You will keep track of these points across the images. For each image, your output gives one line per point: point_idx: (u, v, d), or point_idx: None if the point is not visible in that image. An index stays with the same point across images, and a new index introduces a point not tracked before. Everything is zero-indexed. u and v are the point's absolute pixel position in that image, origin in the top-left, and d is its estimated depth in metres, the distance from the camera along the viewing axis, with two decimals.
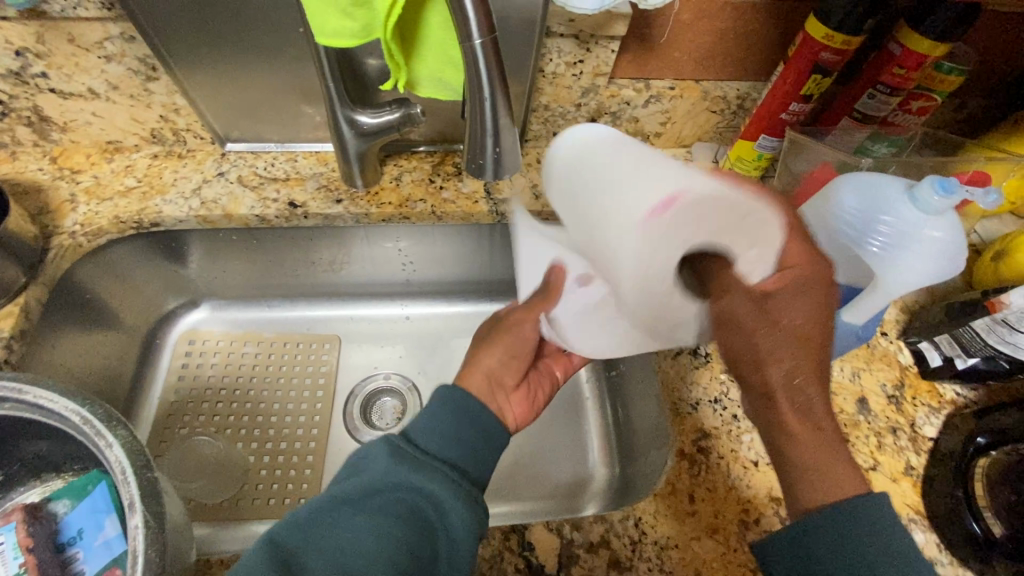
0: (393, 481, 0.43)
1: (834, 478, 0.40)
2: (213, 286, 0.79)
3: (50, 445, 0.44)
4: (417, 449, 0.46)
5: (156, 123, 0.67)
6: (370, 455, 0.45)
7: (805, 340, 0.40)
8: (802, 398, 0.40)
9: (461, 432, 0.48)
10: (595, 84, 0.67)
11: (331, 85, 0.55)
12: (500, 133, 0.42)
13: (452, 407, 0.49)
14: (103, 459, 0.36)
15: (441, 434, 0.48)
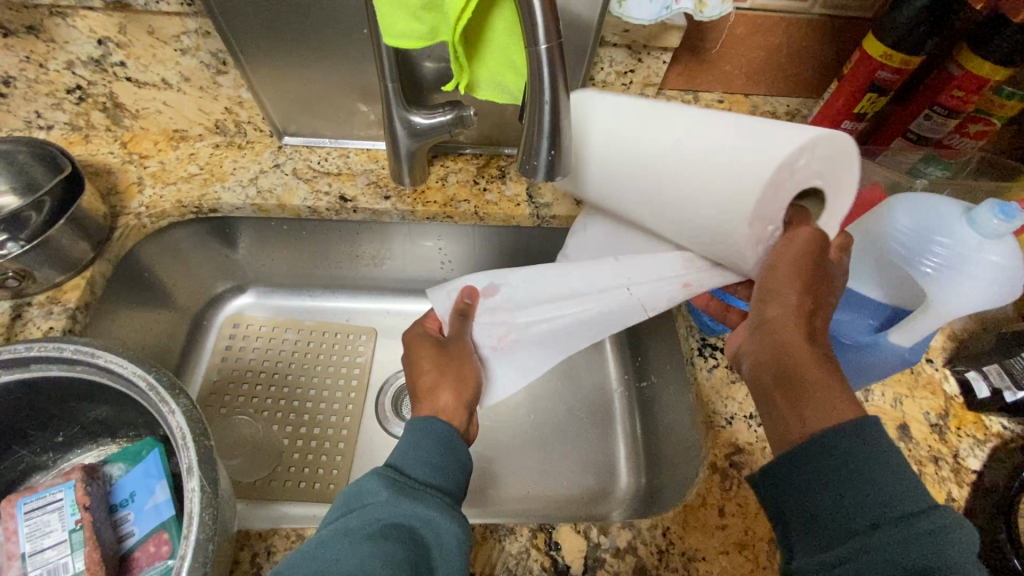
0: (393, 509, 0.41)
1: (833, 399, 0.40)
2: (260, 273, 0.82)
3: (111, 410, 0.47)
4: (408, 478, 0.45)
5: (220, 115, 0.71)
6: (362, 490, 0.43)
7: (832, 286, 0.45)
8: (813, 326, 0.43)
9: (442, 458, 0.48)
10: (644, 95, 0.68)
11: (389, 85, 0.58)
12: (556, 136, 0.43)
13: (428, 435, 0.49)
14: (164, 425, 0.38)
15: (426, 461, 0.47)
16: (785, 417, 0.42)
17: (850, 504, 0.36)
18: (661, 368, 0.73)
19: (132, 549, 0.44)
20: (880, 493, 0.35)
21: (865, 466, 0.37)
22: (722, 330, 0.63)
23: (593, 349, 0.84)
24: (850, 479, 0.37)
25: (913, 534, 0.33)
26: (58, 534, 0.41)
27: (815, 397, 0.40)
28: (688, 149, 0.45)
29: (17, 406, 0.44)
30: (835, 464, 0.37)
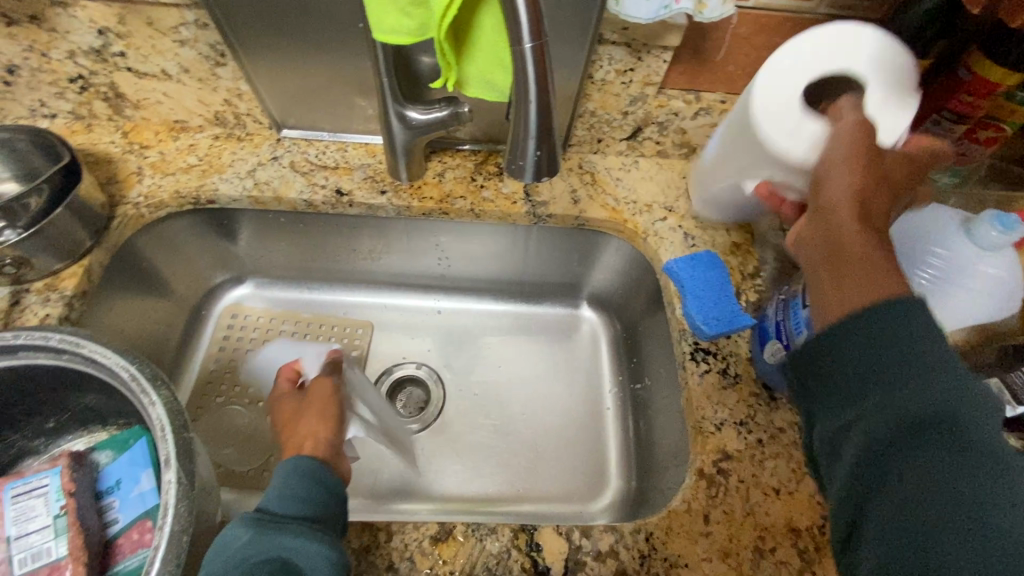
0: (257, 552, 0.39)
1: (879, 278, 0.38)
2: (258, 264, 0.82)
3: (100, 398, 0.48)
4: (276, 518, 0.42)
5: (219, 106, 0.71)
6: (224, 538, 0.40)
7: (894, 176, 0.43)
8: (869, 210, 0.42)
9: (313, 493, 0.45)
10: (644, 93, 0.67)
11: (384, 79, 0.57)
12: (544, 135, 0.42)
13: (293, 474, 0.46)
14: (144, 416, 0.39)
15: (294, 497, 0.44)
16: (826, 293, 0.40)
17: (884, 367, 0.36)
18: (655, 370, 0.72)
19: (116, 535, 0.44)
20: (920, 357, 0.35)
21: (911, 333, 0.35)
22: (712, 332, 0.61)
23: (589, 349, 0.83)
24: (883, 373, 0.35)
25: (947, 403, 0.33)
26: (42, 519, 0.42)
27: (868, 267, 0.39)
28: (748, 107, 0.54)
29: (8, 392, 0.45)
30: (880, 330, 0.36)
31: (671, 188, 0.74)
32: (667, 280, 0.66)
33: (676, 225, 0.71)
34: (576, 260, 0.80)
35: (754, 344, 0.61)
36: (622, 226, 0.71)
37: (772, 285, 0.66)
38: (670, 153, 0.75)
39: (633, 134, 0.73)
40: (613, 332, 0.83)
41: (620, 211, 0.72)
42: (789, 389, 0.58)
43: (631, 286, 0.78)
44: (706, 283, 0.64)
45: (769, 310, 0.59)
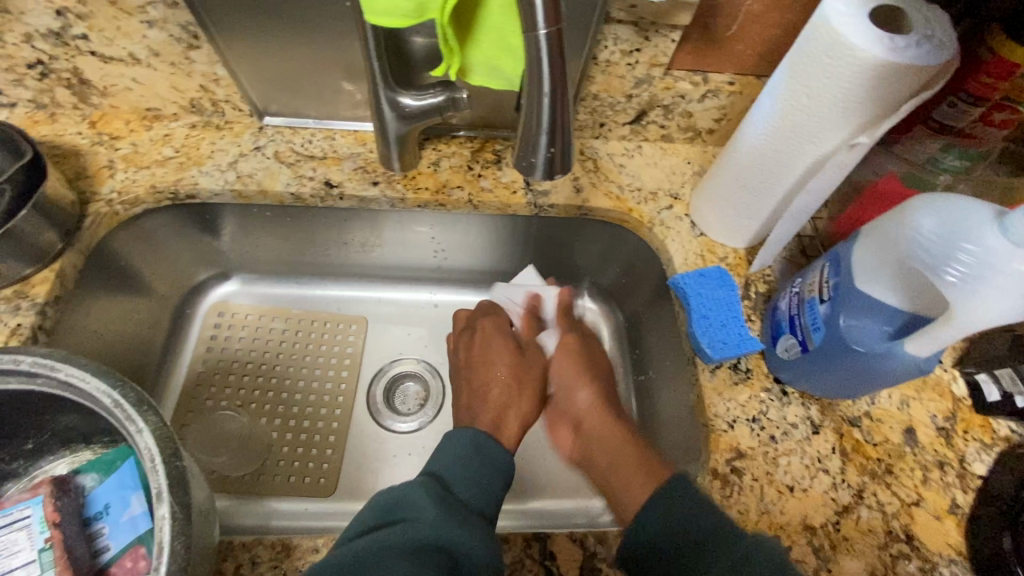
0: (441, 528, 0.42)
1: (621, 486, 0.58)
2: (243, 259, 0.78)
3: (82, 418, 0.45)
4: (453, 495, 0.46)
5: (195, 93, 0.66)
6: (408, 498, 0.44)
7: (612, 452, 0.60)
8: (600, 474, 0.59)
9: (484, 475, 0.49)
10: (650, 75, 0.64)
11: (375, 64, 0.53)
12: (556, 130, 0.39)
13: (479, 451, 0.50)
14: (132, 443, 0.36)
15: (472, 480, 0.48)
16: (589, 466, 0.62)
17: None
18: (660, 363, 0.71)
19: (109, 563, 0.42)
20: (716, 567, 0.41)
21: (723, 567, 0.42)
22: (719, 355, 0.58)
23: None
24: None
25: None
26: (27, 553, 0.40)
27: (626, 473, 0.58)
28: (780, 104, 0.51)
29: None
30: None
31: (676, 174, 0.71)
32: (673, 294, 0.63)
33: (682, 214, 0.69)
34: (578, 250, 0.77)
35: (766, 339, 0.59)
36: (627, 215, 0.69)
37: (781, 276, 0.65)
38: (675, 137, 0.72)
39: (636, 118, 0.70)
40: (615, 322, 0.81)
41: (624, 200, 0.69)
42: (799, 384, 0.56)
43: (634, 276, 0.76)
44: (714, 302, 0.61)
45: (782, 303, 0.57)
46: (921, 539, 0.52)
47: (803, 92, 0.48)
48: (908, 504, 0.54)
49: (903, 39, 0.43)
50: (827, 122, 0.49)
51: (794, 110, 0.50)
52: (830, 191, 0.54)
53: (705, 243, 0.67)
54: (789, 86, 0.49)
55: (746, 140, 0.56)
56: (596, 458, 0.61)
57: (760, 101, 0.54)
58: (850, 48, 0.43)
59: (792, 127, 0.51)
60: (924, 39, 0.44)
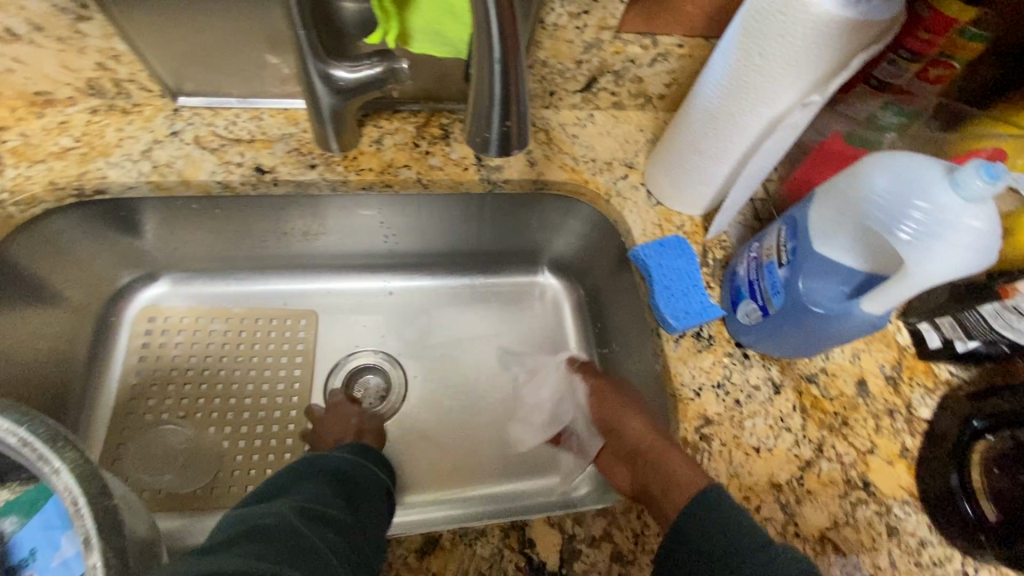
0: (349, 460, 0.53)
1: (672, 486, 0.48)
2: (172, 258, 0.71)
3: None
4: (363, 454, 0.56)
5: (92, 72, 0.58)
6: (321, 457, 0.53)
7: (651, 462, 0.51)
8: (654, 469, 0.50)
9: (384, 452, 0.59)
10: (599, 39, 0.61)
11: (301, 32, 0.48)
12: (509, 104, 0.37)
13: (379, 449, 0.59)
14: (51, 486, 0.32)
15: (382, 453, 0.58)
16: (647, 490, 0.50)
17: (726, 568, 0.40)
18: (622, 336, 0.71)
19: None
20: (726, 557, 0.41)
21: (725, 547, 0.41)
22: (682, 325, 0.58)
23: (552, 314, 0.80)
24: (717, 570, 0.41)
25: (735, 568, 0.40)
26: None
27: (669, 482, 0.48)
28: (733, 66, 0.50)
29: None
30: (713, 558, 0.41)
31: (630, 143, 0.70)
32: (634, 266, 0.62)
33: (637, 183, 0.68)
34: (534, 226, 0.75)
35: (727, 305, 0.60)
36: (583, 187, 0.67)
37: (737, 240, 0.65)
38: (626, 104, 0.70)
39: (587, 85, 0.67)
40: (576, 297, 0.80)
41: (580, 171, 0.67)
42: (760, 346, 0.57)
43: (592, 249, 0.75)
44: (675, 272, 0.61)
45: (741, 269, 0.57)
46: (876, 483, 0.55)
47: (756, 53, 0.47)
48: (863, 452, 0.56)
49: None
50: (781, 84, 0.48)
51: (747, 72, 0.49)
52: (782, 153, 0.54)
53: (662, 212, 0.66)
54: (742, 47, 0.48)
55: (700, 105, 0.55)
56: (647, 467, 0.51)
57: (713, 63, 0.53)
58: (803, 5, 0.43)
59: (746, 90, 0.50)
60: None
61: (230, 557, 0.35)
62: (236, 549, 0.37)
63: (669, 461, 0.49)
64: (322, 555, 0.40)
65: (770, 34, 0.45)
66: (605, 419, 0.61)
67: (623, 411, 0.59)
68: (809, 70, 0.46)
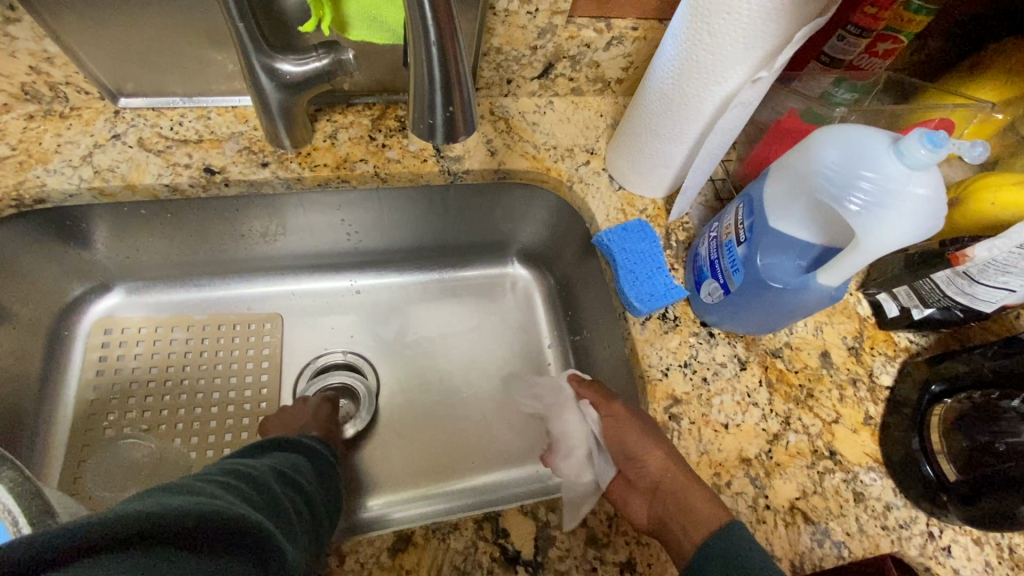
0: (312, 449, 0.52)
1: (696, 516, 0.46)
2: (125, 267, 0.69)
3: None
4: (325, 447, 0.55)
5: (24, 76, 0.55)
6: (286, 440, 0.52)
7: (673, 495, 0.47)
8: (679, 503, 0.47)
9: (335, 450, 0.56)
10: (552, 24, 0.61)
11: (239, 24, 0.47)
12: (449, 87, 0.36)
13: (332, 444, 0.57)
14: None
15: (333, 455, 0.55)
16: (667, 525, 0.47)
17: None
18: (593, 322, 0.71)
19: None
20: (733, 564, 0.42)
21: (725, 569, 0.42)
22: (647, 308, 0.58)
23: (523, 304, 0.80)
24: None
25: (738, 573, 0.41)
26: None
27: (691, 519, 0.46)
28: (683, 46, 0.50)
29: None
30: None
31: (591, 128, 0.70)
32: (598, 252, 0.62)
33: (599, 169, 0.67)
34: (499, 217, 0.74)
35: (691, 286, 0.60)
36: (545, 175, 0.66)
37: (699, 221, 0.65)
38: (585, 90, 0.70)
39: (544, 71, 0.67)
40: (547, 286, 0.80)
41: (541, 159, 0.67)
42: (724, 324, 0.58)
43: (559, 236, 0.74)
44: (638, 256, 0.61)
45: (703, 249, 0.58)
46: (842, 452, 0.56)
47: (703, 32, 0.47)
48: (828, 422, 0.57)
49: None
50: (730, 62, 0.48)
51: (698, 51, 0.49)
52: (738, 130, 0.54)
53: (624, 197, 0.66)
54: (691, 25, 0.48)
55: (654, 86, 0.55)
56: (673, 507, 0.47)
57: (664, 44, 0.53)
58: None
59: (697, 69, 0.50)
60: None
61: (213, 485, 0.35)
62: (213, 478, 0.37)
63: (694, 500, 0.47)
64: (288, 507, 0.40)
65: (715, 12, 0.45)
66: (616, 446, 0.53)
67: (641, 437, 0.51)
68: (757, 47, 0.46)
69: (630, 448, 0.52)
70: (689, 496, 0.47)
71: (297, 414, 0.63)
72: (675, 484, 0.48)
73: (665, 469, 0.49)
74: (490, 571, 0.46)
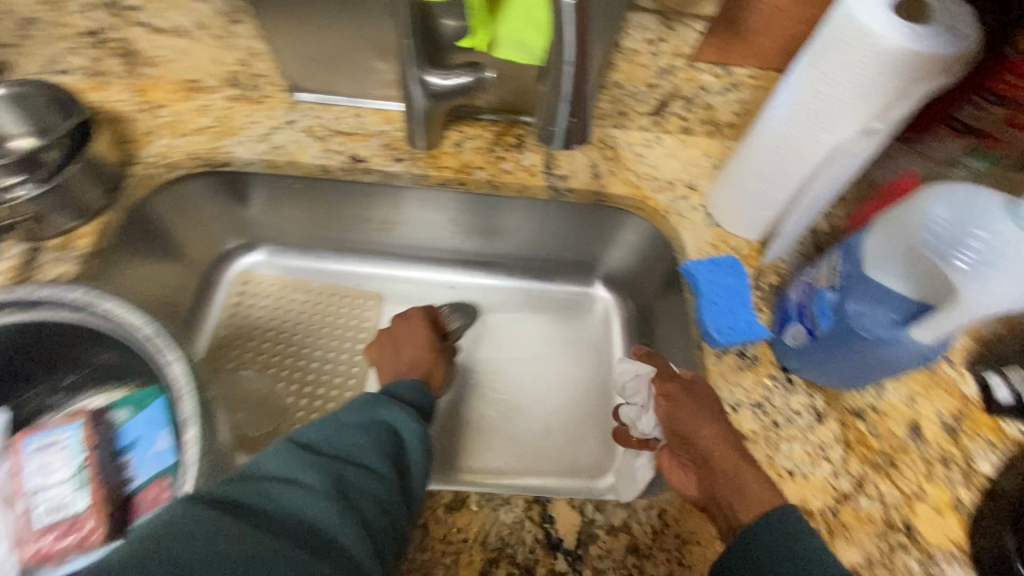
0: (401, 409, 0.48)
1: (753, 496, 0.46)
2: (271, 231, 0.81)
3: (117, 354, 0.48)
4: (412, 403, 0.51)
5: (236, 66, 0.69)
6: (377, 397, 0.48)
7: (730, 471, 0.47)
8: (738, 481, 0.46)
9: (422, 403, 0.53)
10: (672, 66, 0.67)
11: (406, 40, 0.56)
12: (575, 105, 0.45)
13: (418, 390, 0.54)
14: (177, 409, 0.41)
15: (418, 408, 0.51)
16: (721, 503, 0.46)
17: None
18: (668, 352, 0.72)
19: (135, 491, 0.46)
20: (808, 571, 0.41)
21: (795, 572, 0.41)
22: (725, 341, 0.59)
23: (600, 325, 0.83)
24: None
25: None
26: (63, 471, 0.44)
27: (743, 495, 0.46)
28: (797, 94, 0.52)
29: (18, 352, 0.46)
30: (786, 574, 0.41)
31: (696, 166, 0.72)
32: (684, 280, 0.65)
33: (697, 205, 0.70)
34: (592, 238, 0.79)
35: (775, 327, 0.60)
36: (643, 203, 0.70)
37: (793, 269, 0.65)
38: (695, 130, 0.73)
39: (658, 109, 0.72)
40: (626, 312, 0.83)
41: (642, 187, 0.70)
42: (807, 372, 0.57)
43: (645, 264, 0.77)
44: (724, 288, 0.63)
45: (793, 293, 0.58)
46: (920, 531, 0.52)
47: (819, 83, 0.50)
48: (908, 496, 0.54)
49: (922, 29, 0.44)
50: (844, 113, 0.50)
51: (813, 99, 0.51)
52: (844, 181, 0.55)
53: (718, 234, 0.68)
54: (808, 76, 0.50)
55: (763, 131, 0.57)
56: (729, 484, 0.47)
57: (778, 92, 0.55)
58: (868, 38, 0.45)
59: (809, 117, 0.52)
60: (943, 30, 0.45)
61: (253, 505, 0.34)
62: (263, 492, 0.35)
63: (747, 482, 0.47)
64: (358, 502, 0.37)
65: (832, 65, 0.48)
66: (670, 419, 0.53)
67: (696, 411, 0.52)
68: (873, 101, 0.48)
69: (685, 422, 0.52)
70: (748, 475, 0.47)
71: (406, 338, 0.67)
72: (730, 463, 0.48)
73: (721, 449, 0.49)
74: (531, 550, 0.48)
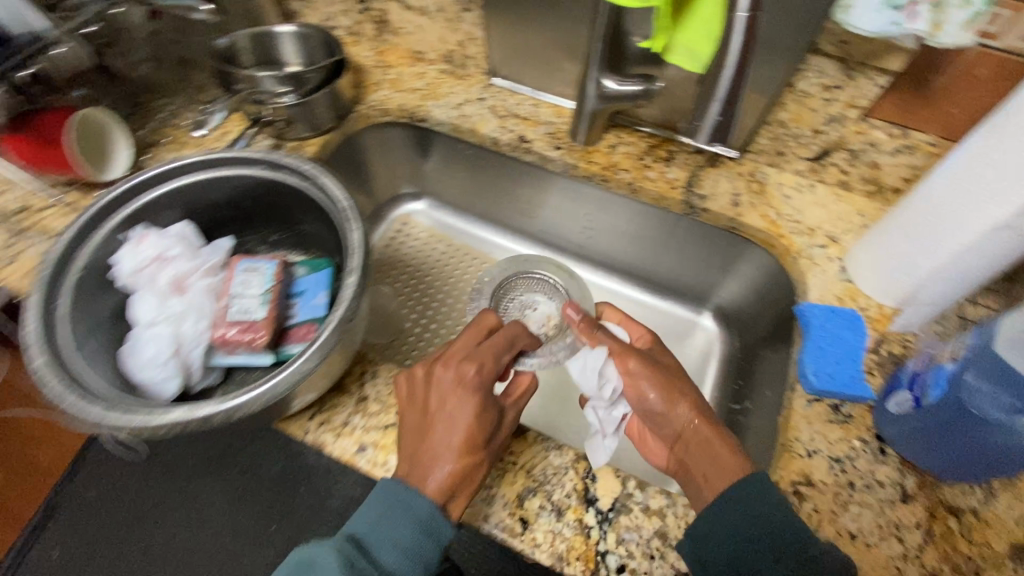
0: None
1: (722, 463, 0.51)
2: (436, 186, 0.96)
3: (320, 222, 0.61)
4: (368, 562, 0.44)
5: (453, 46, 0.84)
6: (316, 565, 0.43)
7: (698, 438, 0.54)
8: (707, 442, 0.53)
9: (404, 532, 0.45)
10: (844, 115, 0.71)
11: (596, 45, 0.65)
12: (726, 103, 0.55)
13: (398, 504, 0.46)
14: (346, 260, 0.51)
15: (395, 542, 0.45)
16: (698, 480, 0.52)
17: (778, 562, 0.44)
18: (761, 395, 0.71)
19: (292, 326, 0.58)
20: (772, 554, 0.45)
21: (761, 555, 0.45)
22: (819, 386, 0.58)
23: (698, 354, 0.84)
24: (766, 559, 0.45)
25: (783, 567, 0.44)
26: (256, 289, 0.56)
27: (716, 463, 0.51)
28: (967, 163, 0.51)
29: (266, 199, 0.62)
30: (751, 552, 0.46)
31: (843, 221, 0.70)
32: (795, 320, 0.64)
33: (833, 256, 0.68)
34: (715, 266, 0.81)
35: (881, 393, 0.57)
36: (775, 240, 0.71)
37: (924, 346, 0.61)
38: (854, 186, 0.72)
39: (818, 156, 0.73)
40: (729, 348, 0.83)
41: (778, 225, 0.71)
42: (905, 449, 0.54)
43: (761, 303, 0.77)
44: (834, 337, 0.61)
45: (910, 364, 0.56)
46: None
47: (994, 152, 0.48)
48: None
49: None
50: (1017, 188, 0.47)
51: (983, 168, 0.49)
52: (1008, 261, 0.52)
53: (848, 289, 0.66)
54: (983, 144, 0.49)
55: (921, 198, 0.56)
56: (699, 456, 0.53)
57: (948, 158, 0.54)
58: None
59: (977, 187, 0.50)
60: None
61: None
62: None
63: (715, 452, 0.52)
64: None
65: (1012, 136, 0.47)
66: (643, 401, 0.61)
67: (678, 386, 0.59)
68: None
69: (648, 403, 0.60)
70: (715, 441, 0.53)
71: (443, 394, 0.52)
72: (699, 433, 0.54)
73: (688, 424, 0.56)
74: (568, 495, 0.53)
